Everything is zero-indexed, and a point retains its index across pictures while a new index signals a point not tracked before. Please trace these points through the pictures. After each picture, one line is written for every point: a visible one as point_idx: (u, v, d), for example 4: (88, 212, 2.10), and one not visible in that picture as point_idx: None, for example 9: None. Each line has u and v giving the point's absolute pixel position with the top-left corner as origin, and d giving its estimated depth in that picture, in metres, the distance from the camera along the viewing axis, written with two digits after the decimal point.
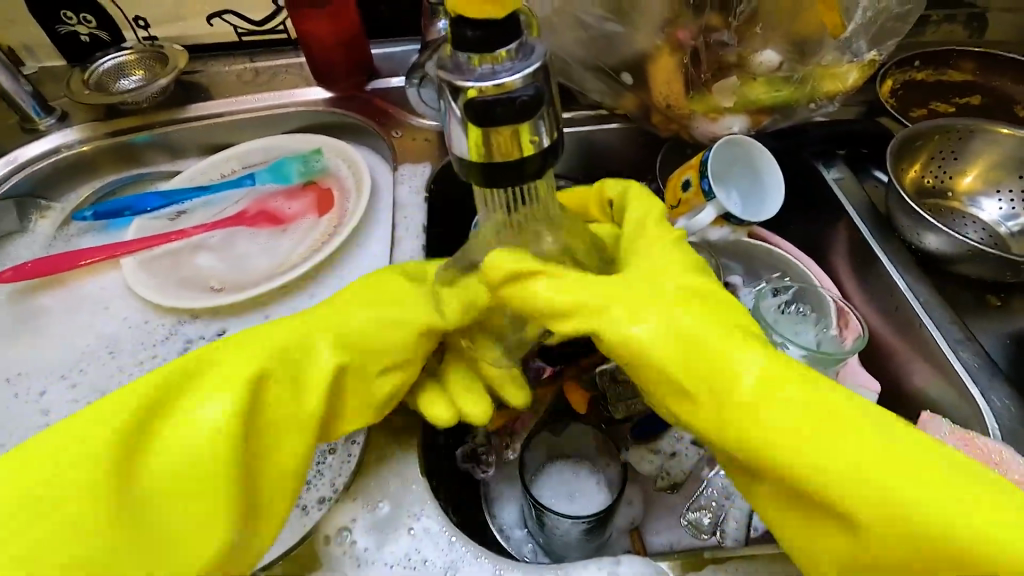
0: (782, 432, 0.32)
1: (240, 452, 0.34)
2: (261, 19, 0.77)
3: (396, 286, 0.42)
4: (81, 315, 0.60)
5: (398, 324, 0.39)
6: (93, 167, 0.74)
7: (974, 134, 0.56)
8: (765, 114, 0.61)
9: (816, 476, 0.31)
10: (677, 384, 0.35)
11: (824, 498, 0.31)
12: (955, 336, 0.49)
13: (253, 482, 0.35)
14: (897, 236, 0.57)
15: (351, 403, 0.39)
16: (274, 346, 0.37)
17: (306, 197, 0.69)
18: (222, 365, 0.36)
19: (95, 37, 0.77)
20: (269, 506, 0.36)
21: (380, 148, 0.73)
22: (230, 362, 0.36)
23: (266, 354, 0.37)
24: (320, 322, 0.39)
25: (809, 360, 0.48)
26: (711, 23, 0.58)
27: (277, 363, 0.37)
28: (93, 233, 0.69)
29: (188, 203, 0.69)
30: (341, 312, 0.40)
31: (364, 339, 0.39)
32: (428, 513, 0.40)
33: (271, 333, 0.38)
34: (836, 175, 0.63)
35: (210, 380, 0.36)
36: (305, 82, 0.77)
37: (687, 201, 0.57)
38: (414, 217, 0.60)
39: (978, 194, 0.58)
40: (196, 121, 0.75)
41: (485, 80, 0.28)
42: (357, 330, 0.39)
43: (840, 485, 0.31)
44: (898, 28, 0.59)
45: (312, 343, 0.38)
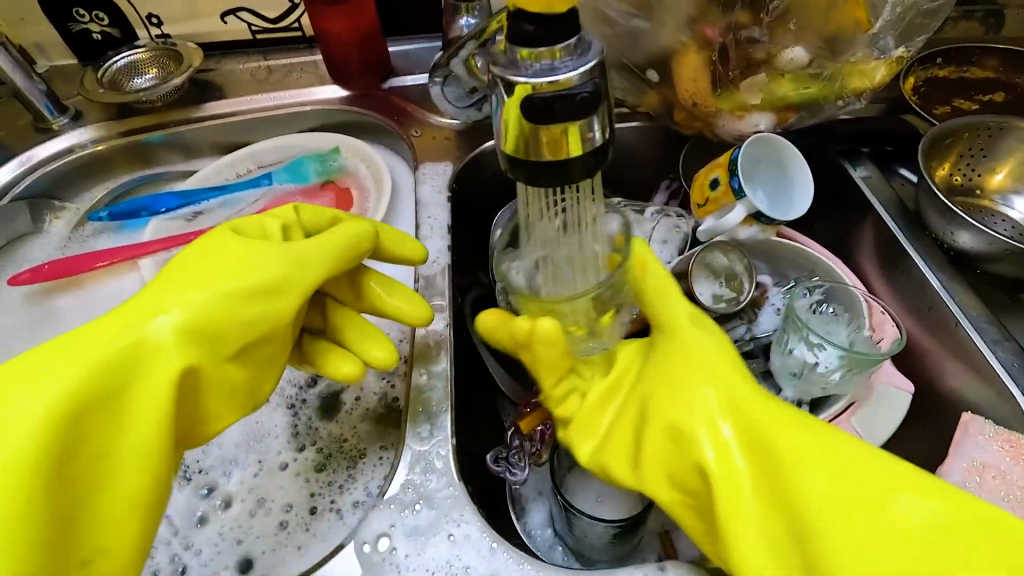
0: (809, 481, 0.33)
1: (52, 473, 0.31)
2: (276, 16, 0.76)
3: (229, 250, 0.39)
4: None
5: (239, 299, 0.37)
6: (107, 167, 0.73)
7: (1005, 131, 0.56)
8: (791, 111, 0.60)
9: (824, 521, 0.32)
10: (706, 427, 0.35)
11: (845, 553, 0.31)
12: (993, 336, 0.49)
13: (75, 505, 0.32)
14: (929, 235, 0.56)
15: (216, 396, 0.38)
16: (98, 354, 0.33)
17: (325, 197, 0.68)
18: (38, 374, 0.33)
19: (107, 35, 0.76)
20: (96, 536, 0.33)
21: (397, 147, 0.72)
22: (41, 374, 0.32)
23: (89, 361, 0.33)
24: (151, 305, 0.36)
25: (845, 361, 0.47)
26: (740, 21, 0.56)
27: (103, 372, 0.33)
28: (109, 234, 0.68)
29: (205, 203, 0.68)
30: (170, 292, 0.37)
31: (215, 323, 0.36)
32: (468, 519, 0.39)
33: (93, 335, 0.35)
34: (863, 173, 0.62)
35: None
36: (321, 79, 0.76)
37: (715, 199, 0.56)
38: (437, 217, 0.60)
39: (1008, 192, 0.57)
40: (211, 120, 0.74)
41: (541, 76, 0.27)
42: (197, 314, 0.36)
43: (854, 536, 0.31)
44: (926, 25, 0.58)
45: (131, 338, 0.34)
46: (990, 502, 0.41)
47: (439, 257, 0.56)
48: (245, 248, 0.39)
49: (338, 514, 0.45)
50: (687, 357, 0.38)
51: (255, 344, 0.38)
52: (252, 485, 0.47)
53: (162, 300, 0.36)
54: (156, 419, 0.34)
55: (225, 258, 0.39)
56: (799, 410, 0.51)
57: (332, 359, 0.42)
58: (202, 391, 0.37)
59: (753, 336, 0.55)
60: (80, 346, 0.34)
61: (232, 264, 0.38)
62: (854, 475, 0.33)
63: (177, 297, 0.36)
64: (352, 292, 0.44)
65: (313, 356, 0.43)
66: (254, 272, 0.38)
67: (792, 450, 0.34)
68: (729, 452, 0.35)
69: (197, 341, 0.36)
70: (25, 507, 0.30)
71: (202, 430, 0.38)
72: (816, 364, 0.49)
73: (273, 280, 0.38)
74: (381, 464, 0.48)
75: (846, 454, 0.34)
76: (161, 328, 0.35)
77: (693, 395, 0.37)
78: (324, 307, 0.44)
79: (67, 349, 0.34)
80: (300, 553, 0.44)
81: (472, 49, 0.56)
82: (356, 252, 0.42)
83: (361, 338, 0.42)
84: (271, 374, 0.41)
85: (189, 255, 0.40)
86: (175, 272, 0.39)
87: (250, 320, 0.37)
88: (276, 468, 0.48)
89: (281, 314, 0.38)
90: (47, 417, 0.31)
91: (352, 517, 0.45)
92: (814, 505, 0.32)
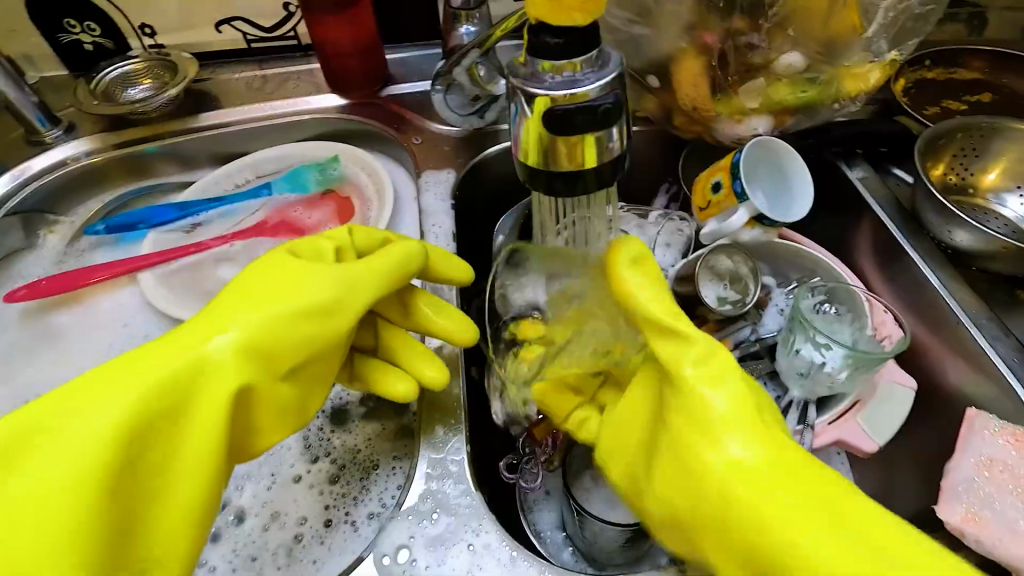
0: (809, 534, 0.31)
1: (110, 492, 0.31)
2: (271, 25, 0.75)
3: (284, 271, 0.40)
4: (100, 333, 0.58)
5: (298, 319, 0.38)
6: (102, 180, 0.72)
7: (996, 131, 0.57)
8: (788, 114, 0.61)
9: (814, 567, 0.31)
10: (716, 457, 0.34)
11: None
12: (993, 332, 0.49)
13: (130, 521, 0.33)
14: (926, 233, 0.57)
15: (268, 419, 0.38)
16: (160, 374, 0.34)
17: (326, 206, 0.68)
18: (99, 392, 0.33)
19: (99, 46, 0.75)
20: (148, 549, 0.33)
21: (397, 154, 0.72)
22: (102, 393, 0.33)
23: (150, 379, 0.34)
24: (208, 324, 0.37)
25: (851, 360, 0.48)
26: (738, 26, 0.58)
27: (163, 393, 0.34)
28: (104, 249, 0.66)
29: (203, 215, 0.67)
30: (229, 311, 0.37)
31: (271, 343, 0.37)
32: (487, 528, 0.39)
33: (155, 354, 0.35)
34: (859, 174, 0.63)
35: (53, 435, 0.31)
36: (318, 88, 0.76)
37: (717, 202, 0.57)
38: (441, 225, 0.60)
39: (1001, 190, 0.59)
40: (208, 130, 0.73)
41: (562, 88, 0.27)
42: (254, 334, 0.36)
43: None
44: (919, 28, 0.60)
45: (190, 357, 0.35)
46: (998, 496, 0.42)
47: None
48: (304, 269, 0.40)
49: (353, 526, 0.45)
50: (709, 405, 0.35)
51: (308, 366, 0.39)
52: (265, 499, 0.47)
53: (222, 320, 0.37)
54: (211, 443, 0.34)
55: (284, 279, 0.39)
56: (806, 409, 0.51)
57: (385, 379, 0.43)
58: (256, 414, 0.37)
59: (758, 337, 0.56)
60: (144, 364, 0.34)
61: (290, 285, 0.39)
62: (868, 536, 0.31)
63: (235, 318, 0.37)
64: (400, 309, 0.45)
65: (365, 377, 0.43)
66: (311, 294, 0.39)
67: (796, 497, 0.32)
68: (727, 480, 0.33)
69: (252, 361, 0.36)
70: (88, 522, 0.30)
71: (253, 449, 0.39)
72: (821, 363, 0.50)
73: (330, 304, 0.39)
74: (394, 475, 0.47)
75: (854, 505, 0.32)
76: (218, 348, 0.35)
77: (707, 427, 0.34)
78: (375, 327, 0.44)
79: (131, 367, 0.34)
80: (315, 568, 0.43)
81: (469, 60, 0.57)
82: (406, 272, 0.43)
83: (409, 357, 0.43)
84: (319, 392, 0.41)
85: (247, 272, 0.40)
86: (231, 291, 0.39)
87: (302, 344, 0.38)
88: (288, 481, 0.47)
89: (336, 332, 0.39)
90: (108, 436, 0.32)
91: (367, 530, 0.45)
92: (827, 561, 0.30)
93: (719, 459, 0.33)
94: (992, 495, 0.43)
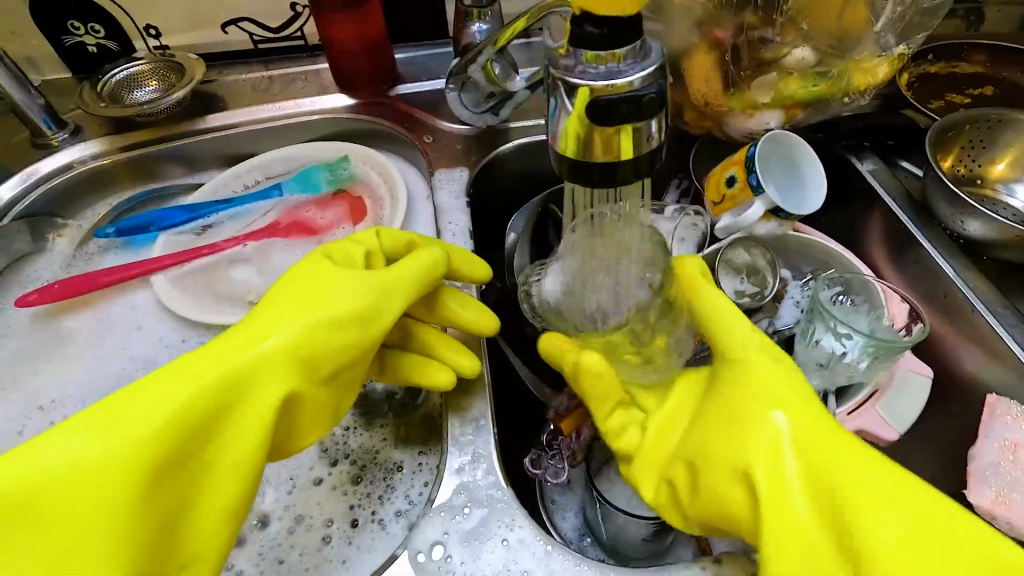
0: (862, 511, 0.33)
1: (156, 486, 0.33)
2: (278, 25, 0.75)
3: (324, 278, 0.43)
4: (114, 337, 0.58)
5: (337, 327, 0.40)
6: (109, 183, 0.72)
7: (1004, 123, 0.58)
8: (799, 108, 0.61)
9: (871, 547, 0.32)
10: (762, 449, 0.36)
11: None
12: (1008, 319, 0.50)
13: (173, 518, 0.34)
14: (938, 223, 0.57)
15: (306, 418, 0.40)
16: (212, 375, 0.36)
17: (338, 206, 0.67)
18: (154, 394, 0.35)
19: (103, 47, 0.74)
20: (186, 545, 0.35)
21: (408, 154, 0.72)
22: (159, 393, 0.35)
23: (203, 380, 0.36)
24: (253, 332, 0.39)
25: (871, 350, 0.48)
26: (750, 21, 0.59)
27: (213, 392, 0.36)
28: (115, 251, 0.66)
29: (214, 216, 0.67)
30: (274, 318, 0.40)
31: (312, 350, 0.39)
32: (521, 523, 0.39)
33: (206, 356, 0.38)
34: (869, 167, 0.63)
35: (107, 431, 0.33)
36: (326, 88, 0.75)
37: (732, 196, 0.57)
38: (457, 223, 0.60)
39: (1010, 181, 0.59)
40: (216, 132, 0.73)
41: (604, 79, 0.27)
42: (296, 341, 0.39)
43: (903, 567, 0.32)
44: (926, 22, 0.61)
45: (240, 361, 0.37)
46: (1023, 479, 0.44)
47: None
48: (338, 279, 0.43)
49: (380, 525, 0.45)
50: (758, 386, 0.38)
51: (346, 367, 0.42)
52: (291, 501, 0.46)
53: (270, 324, 0.40)
54: (253, 442, 0.36)
55: (327, 284, 0.42)
56: (826, 399, 0.52)
57: (422, 369, 0.45)
58: (294, 413, 0.40)
59: (775, 329, 0.56)
60: (193, 367, 0.37)
61: (332, 290, 0.42)
62: (912, 505, 0.33)
63: (281, 322, 0.39)
64: (426, 308, 0.48)
65: (402, 370, 0.46)
66: (355, 298, 0.42)
67: (855, 475, 0.34)
68: (776, 466, 0.35)
69: (296, 366, 0.39)
70: (135, 518, 0.32)
71: (288, 448, 0.41)
72: (842, 353, 0.50)
73: (369, 305, 0.42)
74: (420, 472, 0.48)
75: (907, 487, 0.34)
76: (266, 352, 0.38)
77: (762, 425, 0.37)
78: (404, 326, 0.47)
79: (184, 369, 0.37)
80: (344, 567, 0.43)
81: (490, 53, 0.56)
82: (429, 282, 0.45)
83: (438, 351, 0.46)
84: (351, 392, 0.44)
85: (289, 279, 0.44)
86: (276, 299, 0.42)
87: (345, 343, 0.41)
88: (312, 482, 0.47)
89: (371, 338, 0.42)
90: (163, 434, 0.34)
91: (394, 528, 0.45)
92: (869, 516, 0.33)
93: (784, 454, 0.36)
94: (1018, 479, 0.44)
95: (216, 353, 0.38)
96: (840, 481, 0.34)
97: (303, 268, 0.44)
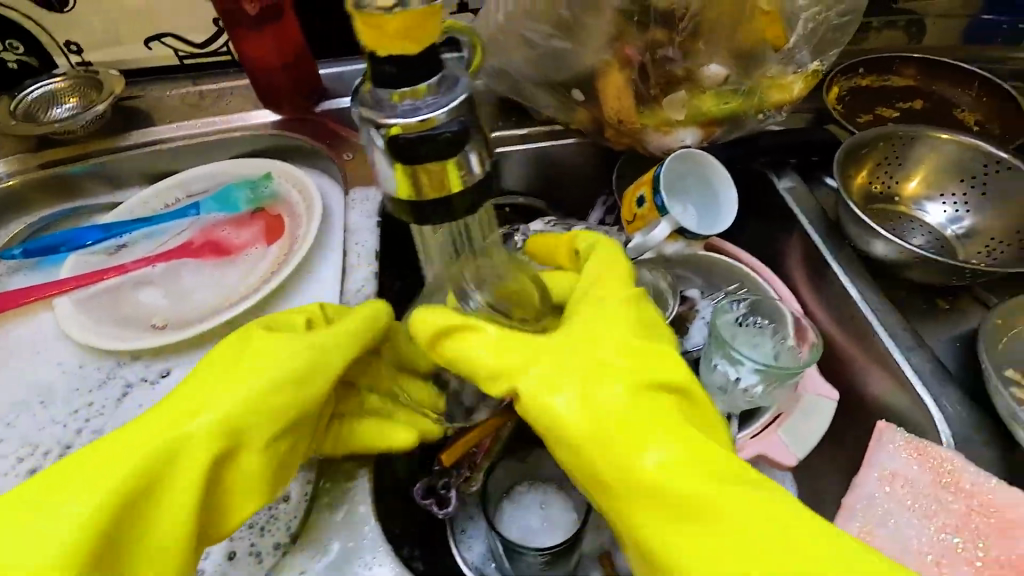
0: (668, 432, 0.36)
1: None
2: (204, 40, 0.74)
3: (261, 344, 0.41)
4: (10, 362, 0.57)
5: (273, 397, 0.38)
6: (29, 201, 0.71)
7: (915, 140, 0.57)
8: (715, 126, 0.61)
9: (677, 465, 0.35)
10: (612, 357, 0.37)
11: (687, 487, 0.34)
12: (907, 342, 0.49)
13: None
14: (848, 243, 0.56)
15: (240, 496, 0.38)
16: (135, 458, 0.35)
17: (255, 225, 0.66)
18: (76, 480, 0.35)
19: (24, 64, 0.73)
20: None
21: (330, 170, 0.71)
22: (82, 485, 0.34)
23: (128, 464, 0.35)
24: (186, 408, 0.38)
25: (765, 374, 0.48)
26: (657, 38, 0.57)
27: (137, 475, 0.35)
28: (24, 272, 0.65)
29: (128, 236, 0.66)
30: (208, 390, 0.38)
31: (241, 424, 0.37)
32: (380, 560, 0.39)
33: (138, 437, 0.36)
34: (788, 184, 0.63)
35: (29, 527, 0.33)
36: (252, 103, 0.75)
37: (641, 216, 0.57)
38: (365, 243, 0.59)
39: (923, 198, 0.59)
40: (138, 149, 0.72)
41: (407, 118, 0.26)
42: (221, 415, 0.37)
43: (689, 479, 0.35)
44: (838, 38, 0.60)
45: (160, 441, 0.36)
46: (898, 513, 0.40)
47: (364, 287, 0.55)
48: (277, 345, 0.41)
49: (256, 560, 0.44)
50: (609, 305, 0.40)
51: (286, 440, 0.39)
52: None
53: (200, 398, 0.38)
54: (180, 527, 0.35)
55: (263, 349, 0.40)
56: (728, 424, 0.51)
57: (378, 435, 0.42)
58: (230, 491, 0.38)
59: (684, 351, 0.55)
60: (120, 450, 0.36)
61: (265, 354, 0.40)
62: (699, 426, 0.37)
63: (213, 396, 0.37)
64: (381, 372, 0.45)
65: (357, 440, 0.43)
66: (292, 364, 0.39)
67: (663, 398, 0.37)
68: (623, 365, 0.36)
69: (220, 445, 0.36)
70: None
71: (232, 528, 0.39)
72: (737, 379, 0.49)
73: (309, 372, 0.39)
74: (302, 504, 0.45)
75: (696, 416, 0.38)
76: (197, 428, 0.36)
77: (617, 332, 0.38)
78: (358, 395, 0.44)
79: (111, 452, 0.36)
80: None
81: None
82: (373, 338, 0.43)
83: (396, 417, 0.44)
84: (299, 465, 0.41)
85: (224, 348, 0.42)
86: (211, 370, 0.40)
87: (281, 414, 0.38)
88: None
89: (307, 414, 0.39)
90: (79, 530, 0.33)
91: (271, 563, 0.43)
92: (738, 524, 0.32)
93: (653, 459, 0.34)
94: (890, 513, 0.41)
95: (145, 433, 0.36)
96: (710, 486, 0.34)
97: (240, 335, 0.42)
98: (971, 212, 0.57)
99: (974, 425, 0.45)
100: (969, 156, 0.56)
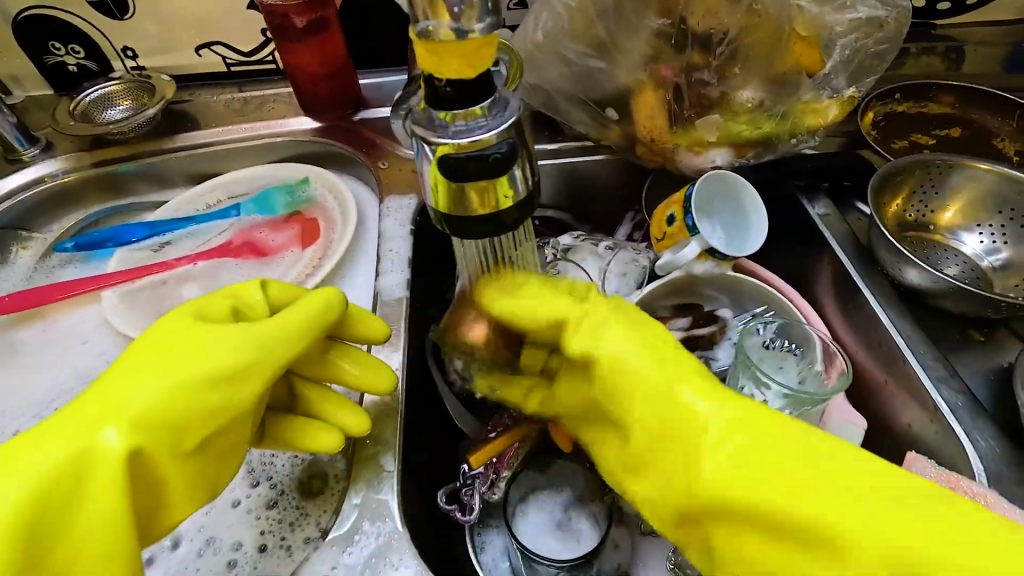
0: None
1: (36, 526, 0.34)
2: (250, 49, 0.77)
3: (192, 330, 0.40)
4: (59, 349, 0.59)
5: (180, 397, 0.38)
6: (79, 197, 0.75)
7: (953, 169, 0.57)
8: (749, 147, 0.61)
9: None
10: None
11: None
12: (939, 373, 0.48)
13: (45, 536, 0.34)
14: (881, 270, 0.56)
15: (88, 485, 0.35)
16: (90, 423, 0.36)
17: (291, 229, 0.68)
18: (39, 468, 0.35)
19: (83, 67, 0.78)
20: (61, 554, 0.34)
21: (365, 176, 0.73)
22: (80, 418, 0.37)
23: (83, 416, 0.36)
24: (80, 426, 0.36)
25: (790, 399, 0.48)
26: (694, 61, 0.58)
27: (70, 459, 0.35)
28: (75, 265, 0.69)
29: (171, 234, 0.69)
30: (108, 395, 0.37)
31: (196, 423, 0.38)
32: (406, 562, 0.40)
33: (71, 417, 0.37)
34: (820, 211, 0.62)
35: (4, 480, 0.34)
36: (294, 110, 0.77)
37: (671, 234, 0.57)
38: (398, 250, 0.60)
39: (959, 228, 0.58)
40: (182, 150, 0.75)
41: (461, 136, 0.27)
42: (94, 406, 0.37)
43: None
44: (875, 66, 0.60)
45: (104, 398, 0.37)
46: None
47: (397, 288, 0.56)
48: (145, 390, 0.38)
49: (287, 550, 0.45)
50: None
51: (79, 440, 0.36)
52: (199, 523, 0.47)
53: (109, 407, 0.37)
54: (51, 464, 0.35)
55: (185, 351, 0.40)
56: None
57: (306, 432, 0.44)
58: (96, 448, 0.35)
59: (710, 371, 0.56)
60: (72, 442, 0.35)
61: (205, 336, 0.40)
62: None
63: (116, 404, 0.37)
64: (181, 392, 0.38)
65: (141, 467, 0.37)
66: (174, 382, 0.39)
67: None
68: None
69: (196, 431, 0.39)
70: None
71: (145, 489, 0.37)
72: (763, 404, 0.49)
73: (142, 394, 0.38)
74: (329, 508, 0.46)
75: None
76: (112, 439, 0.36)
77: None
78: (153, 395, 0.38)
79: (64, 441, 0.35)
80: None
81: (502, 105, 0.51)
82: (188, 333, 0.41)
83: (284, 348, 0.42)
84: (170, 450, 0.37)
85: (165, 334, 0.41)
86: (82, 402, 0.38)
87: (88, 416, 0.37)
88: (226, 506, 0.47)
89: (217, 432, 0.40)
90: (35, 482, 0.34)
91: (300, 553, 0.45)
92: (817, 469, 0.34)
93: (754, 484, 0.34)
94: None
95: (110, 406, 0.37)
96: (804, 454, 0.34)
97: (183, 317, 0.42)
98: (1008, 243, 0.56)
99: (1011, 464, 0.44)
100: (1008, 187, 0.56)
